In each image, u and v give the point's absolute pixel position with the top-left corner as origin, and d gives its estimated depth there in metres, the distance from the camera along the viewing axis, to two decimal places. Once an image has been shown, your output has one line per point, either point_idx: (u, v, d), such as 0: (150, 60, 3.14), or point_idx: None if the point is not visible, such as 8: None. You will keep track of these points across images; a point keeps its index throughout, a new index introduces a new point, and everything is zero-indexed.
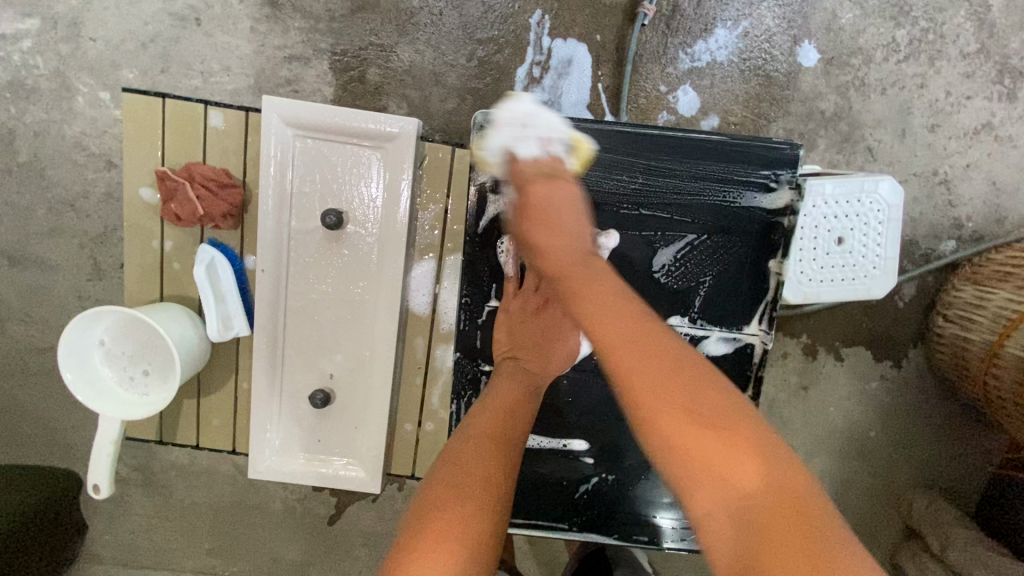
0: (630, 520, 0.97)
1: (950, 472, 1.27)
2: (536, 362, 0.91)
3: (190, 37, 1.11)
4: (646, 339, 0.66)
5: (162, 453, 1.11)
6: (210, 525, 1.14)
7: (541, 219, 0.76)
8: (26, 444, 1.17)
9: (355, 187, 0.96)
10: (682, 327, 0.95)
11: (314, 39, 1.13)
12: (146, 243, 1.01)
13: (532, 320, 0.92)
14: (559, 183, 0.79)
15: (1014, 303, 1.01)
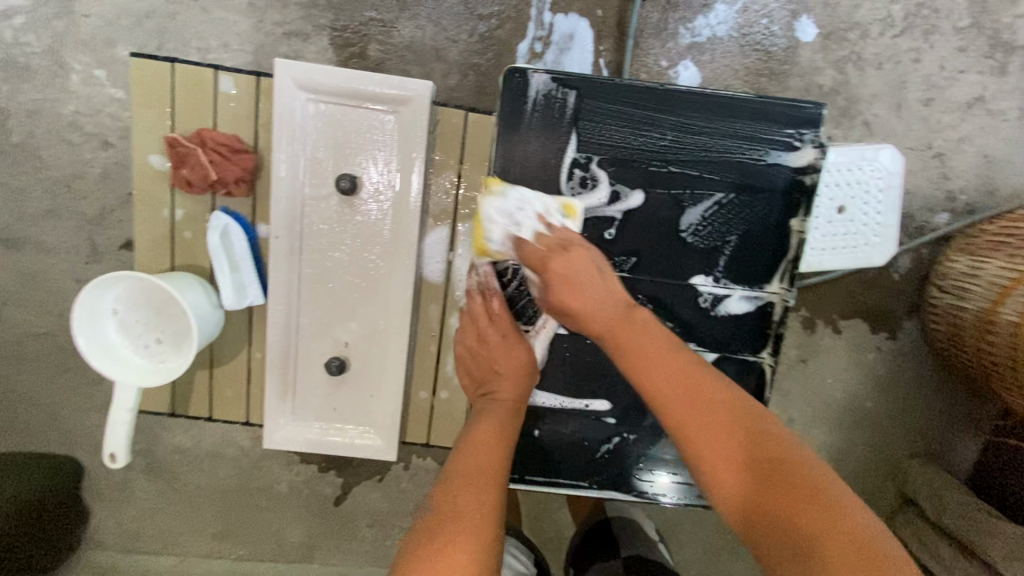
0: (647, 480, 0.73)
1: (940, 442, 1.20)
2: (506, 387, 0.67)
3: (187, 13, 0.95)
4: (701, 388, 0.56)
5: (166, 437, 1.10)
6: (216, 508, 1.14)
7: (564, 299, 0.61)
8: (28, 430, 1.09)
9: (366, 155, 0.79)
10: (704, 289, 0.70)
11: (314, 15, 0.96)
12: (154, 213, 0.83)
13: (495, 341, 0.68)
14: (576, 248, 0.63)
15: (1010, 268, 0.94)
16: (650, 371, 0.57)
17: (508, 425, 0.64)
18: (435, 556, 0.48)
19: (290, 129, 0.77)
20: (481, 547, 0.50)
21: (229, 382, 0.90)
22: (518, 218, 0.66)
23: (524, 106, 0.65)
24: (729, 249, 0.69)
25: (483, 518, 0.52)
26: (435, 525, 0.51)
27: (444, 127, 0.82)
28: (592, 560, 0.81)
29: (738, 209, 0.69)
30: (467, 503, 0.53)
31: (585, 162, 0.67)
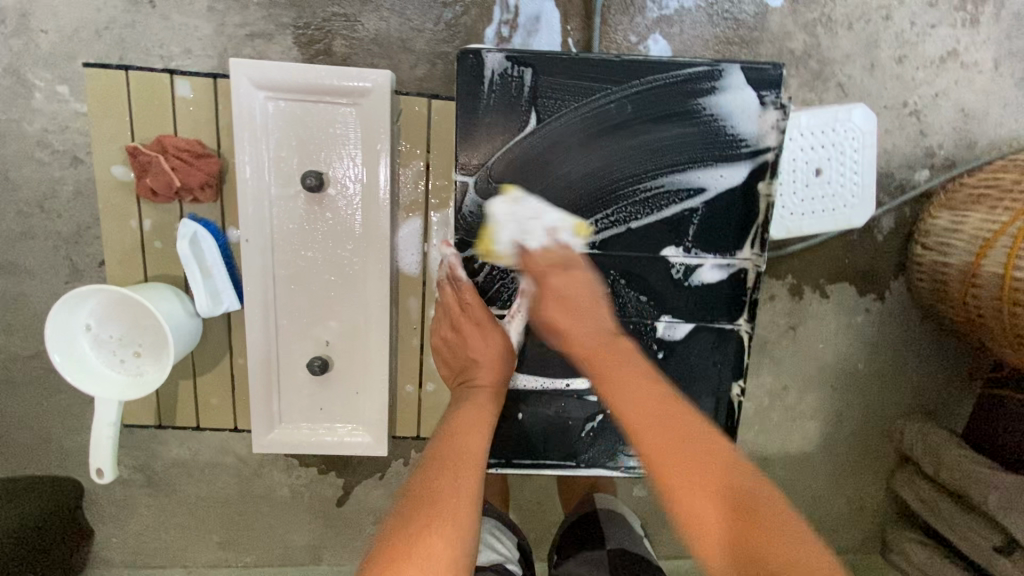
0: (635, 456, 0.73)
1: (935, 399, 1.21)
2: (485, 373, 0.67)
3: (147, 21, 0.93)
4: (673, 416, 0.60)
5: (163, 451, 1.10)
6: (220, 518, 1.14)
7: (558, 305, 0.65)
8: (23, 455, 1.08)
9: (333, 150, 0.78)
10: (675, 260, 0.70)
11: (275, 14, 0.95)
12: (122, 224, 0.82)
13: (470, 327, 0.68)
14: (575, 270, 0.67)
15: (990, 222, 0.94)
16: (620, 383, 0.62)
17: (488, 411, 0.64)
18: (412, 537, 0.49)
19: (250, 130, 0.76)
20: (457, 530, 0.50)
21: (214, 390, 0.89)
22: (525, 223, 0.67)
23: (482, 87, 0.64)
24: (696, 219, 0.69)
25: (461, 501, 0.53)
26: (412, 509, 0.52)
27: (409, 117, 0.81)
28: (578, 547, 0.78)
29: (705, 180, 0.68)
30: (446, 489, 0.53)
31: (547, 139, 0.66)
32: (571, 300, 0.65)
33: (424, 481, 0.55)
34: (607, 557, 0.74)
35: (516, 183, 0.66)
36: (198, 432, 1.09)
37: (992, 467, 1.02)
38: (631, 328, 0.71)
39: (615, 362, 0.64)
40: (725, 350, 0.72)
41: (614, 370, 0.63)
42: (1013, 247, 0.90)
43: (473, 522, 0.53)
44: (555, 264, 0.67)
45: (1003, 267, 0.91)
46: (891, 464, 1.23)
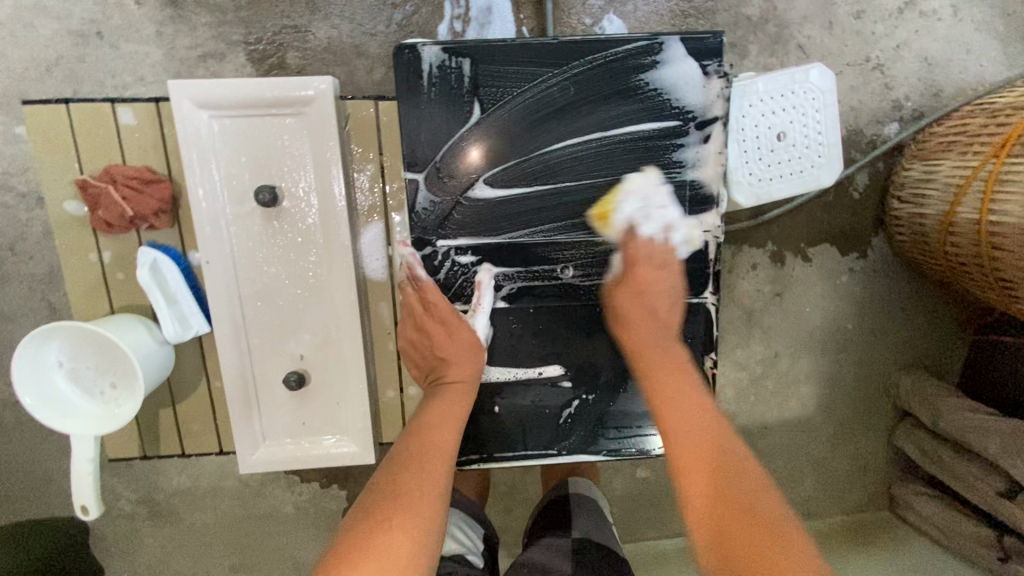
0: (618, 437, 0.73)
1: (929, 351, 1.20)
2: (457, 369, 0.67)
3: (96, 53, 0.92)
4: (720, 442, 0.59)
5: (163, 481, 1.09)
6: (227, 541, 1.14)
7: (631, 302, 0.66)
8: (23, 500, 1.08)
9: (287, 163, 0.77)
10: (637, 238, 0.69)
11: (225, 33, 0.93)
12: (82, 259, 0.81)
13: (436, 324, 0.68)
14: (666, 273, 0.68)
15: (962, 167, 0.93)
16: (663, 387, 0.63)
17: (458, 407, 0.65)
18: (374, 532, 0.52)
19: (199, 152, 0.75)
20: (419, 525, 0.53)
21: (195, 415, 0.89)
22: (647, 210, 0.67)
23: (420, 81, 0.63)
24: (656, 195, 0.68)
25: (425, 499, 0.55)
26: (374, 505, 0.54)
27: (363, 122, 0.80)
28: (545, 533, 0.79)
29: (633, 197, 0.67)
30: (409, 487, 0.56)
31: (493, 130, 0.64)
32: (645, 300, 0.66)
33: (389, 478, 0.57)
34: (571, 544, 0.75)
35: (465, 177, 0.65)
36: (195, 459, 1.08)
37: (988, 411, 1.02)
38: (598, 311, 0.70)
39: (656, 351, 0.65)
40: (694, 325, 0.71)
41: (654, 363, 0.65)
42: (986, 190, 0.88)
43: (438, 519, 0.56)
44: (651, 262, 0.67)
45: (978, 213, 0.90)
46: (892, 420, 1.23)
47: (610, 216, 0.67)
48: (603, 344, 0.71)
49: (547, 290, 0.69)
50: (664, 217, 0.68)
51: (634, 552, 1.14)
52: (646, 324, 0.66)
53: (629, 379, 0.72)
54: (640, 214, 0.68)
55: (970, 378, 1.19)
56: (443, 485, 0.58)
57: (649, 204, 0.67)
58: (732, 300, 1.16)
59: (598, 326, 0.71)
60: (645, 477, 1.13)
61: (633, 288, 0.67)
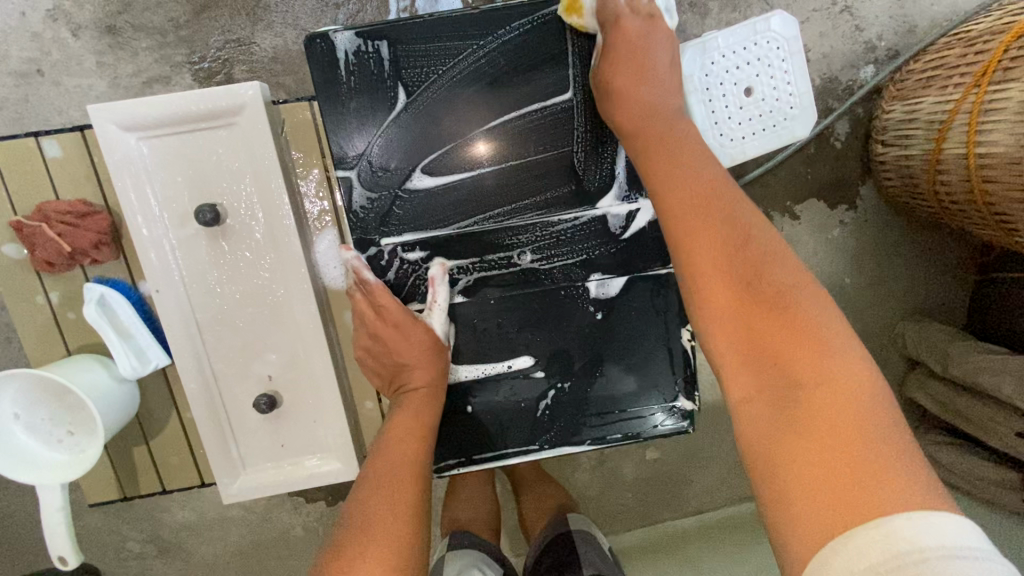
0: (604, 420, 0.69)
1: (931, 297, 1.16)
2: (417, 374, 0.64)
3: (40, 92, 0.89)
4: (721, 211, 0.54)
5: (166, 518, 1.06)
6: (240, 570, 1.11)
7: (628, 70, 0.59)
8: (30, 552, 1.06)
9: (224, 178, 0.74)
10: (588, 211, 0.64)
11: (166, 54, 0.89)
12: (32, 303, 0.78)
13: (387, 328, 0.64)
14: (655, 33, 0.59)
15: (944, 101, 0.88)
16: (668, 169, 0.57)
17: (423, 417, 0.62)
18: (347, 567, 0.48)
19: (133, 178, 0.72)
20: (397, 551, 0.50)
21: (172, 449, 0.86)
22: None
23: (339, 73, 0.58)
24: (608, 158, 0.64)
25: (398, 523, 0.52)
26: (346, 539, 0.51)
27: (306, 128, 0.77)
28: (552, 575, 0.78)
29: None
30: (379, 513, 0.53)
31: (424, 113, 0.60)
32: (640, 66, 0.58)
33: (359, 506, 0.54)
34: None
35: (401, 167, 0.61)
36: (197, 493, 1.05)
37: (997, 351, 0.98)
38: (562, 295, 0.66)
39: (684, 188, 0.56)
40: (666, 297, 0.67)
41: (691, 211, 0.55)
42: (970, 123, 0.83)
43: (418, 541, 0.53)
44: (636, 16, 0.59)
45: (965, 147, 0.85)
46: (902, 371, 1.18)
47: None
48: (574, 328, 0.67)
49: (508, 278, 0.65)
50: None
51: (655, 536, 1.10)
52: (646, 96, 0.59)
53: (607, 362, 0.68)
54: None
55: (977, 318, 1.15)
56: (417, 504, 0.55)
57: None
58: None
59: (564, 309, 0.67)
60: (656, 458, 1.09)
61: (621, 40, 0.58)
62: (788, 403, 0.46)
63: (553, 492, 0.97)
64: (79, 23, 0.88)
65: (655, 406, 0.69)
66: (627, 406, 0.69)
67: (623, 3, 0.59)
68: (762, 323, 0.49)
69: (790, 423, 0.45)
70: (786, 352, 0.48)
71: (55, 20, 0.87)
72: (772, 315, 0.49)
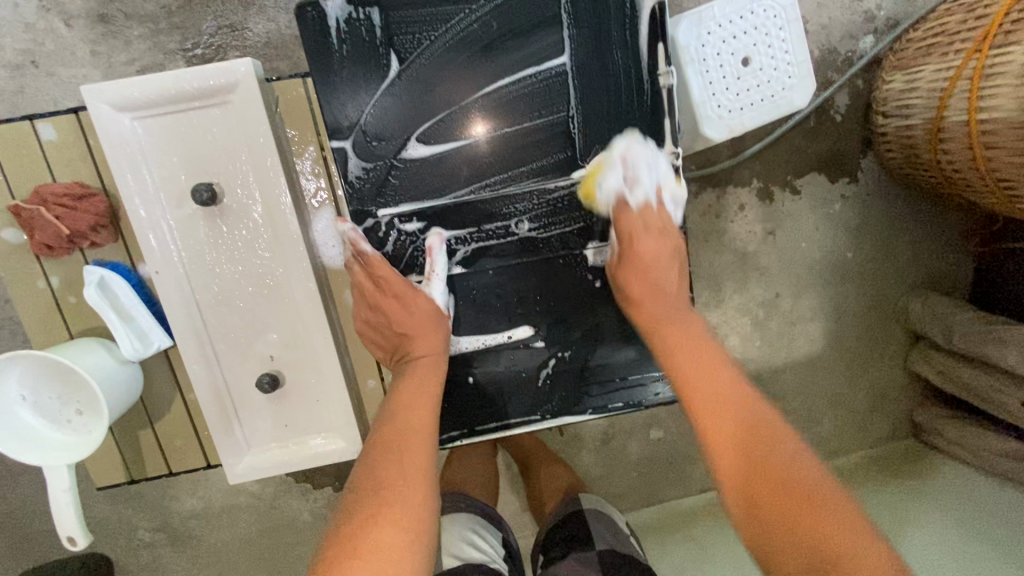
0: (604, 388, 0.69)
1: (934, 271, 1.15)
2: (420, 342, 0.64)
3: (35, 83, 0.89)
4: (727, 392, 0.58)
5: (175, 505, 1.07)
6: (250, 557, 1.12)
7: (639, 277, 0.64)
8: (42, 541, 1.07)
9: (220, 157, 0.73)
10: (585, 176, 0.64)
11: (159, 41, 0.89)
12: (32, 288, 0.78)
13: (387, 299, 0.65)
14: (667, 234, 0.65)
15: (944, 69, 0.87)
16: (679, 350, 0.62)
17: (431, 382, 0.62)
18: (360, 530, 0.49)
19: (128, 158, 0.72)
20: (409, 516, 0.51)
21: (177, 432, 0.87)
22: (634, 177, 0.64)
23: (328, 43, 0.58)
24: (604, 122, 0.63)
25: (410, 485, 0.53)
26: (358, 500, 0.52)
27: (300, 107, 0.76)
28: (564, 551, 0.75)
29: (617, 171, 0.63)
30: (390, 474, 0.54)
31: (418, 81, 0.60)
32: (651, 269, 0.64)
33: (369, 468, 0.55)
34: (600, 557, 0.72)
35: (396, 137, 0.61)
36: (205, 480, 1.06)
37: (1002, 320, 0.97)
38: (561, 264, 0.66)
39: (694, 370, 0.60)
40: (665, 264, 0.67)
41: (702, 394, 0.59)
42: (972, 89, 0.82)
43: (430, 503, 0.54)
44: (651, 231, 0.64)
45: (966, 114, 0.84)
46: (906, 346, 1.17)
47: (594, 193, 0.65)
48: (572, 297, 0.67)
49: (506, 249, 0.65)
50: (654, 177, 0.64)
51: (660, 514, 1.10)
52: (657, 301, 0.64)
53: (607, 332, 0.68)
54: (629, 184, 0.64)
55: (981, 290, 1.14)
56: (428, 466, 0.56)
57: (636, 171, 0.64)
58: (724, 246, 1.10)
59: (563, 278, 0.67)
60: (660, 437, 1.10)
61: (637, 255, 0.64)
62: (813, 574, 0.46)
63: (563, 473, 0.97)
64: (72, 13, 0.87)
65: (656, 374, 0.69)
66: (627, 375, 0.69)
67: (638, 213, 0.65)
68: (783, 503, 0.50)
69: None
70: (800, 517, 0.49)
71: (47, 11, 0.87)
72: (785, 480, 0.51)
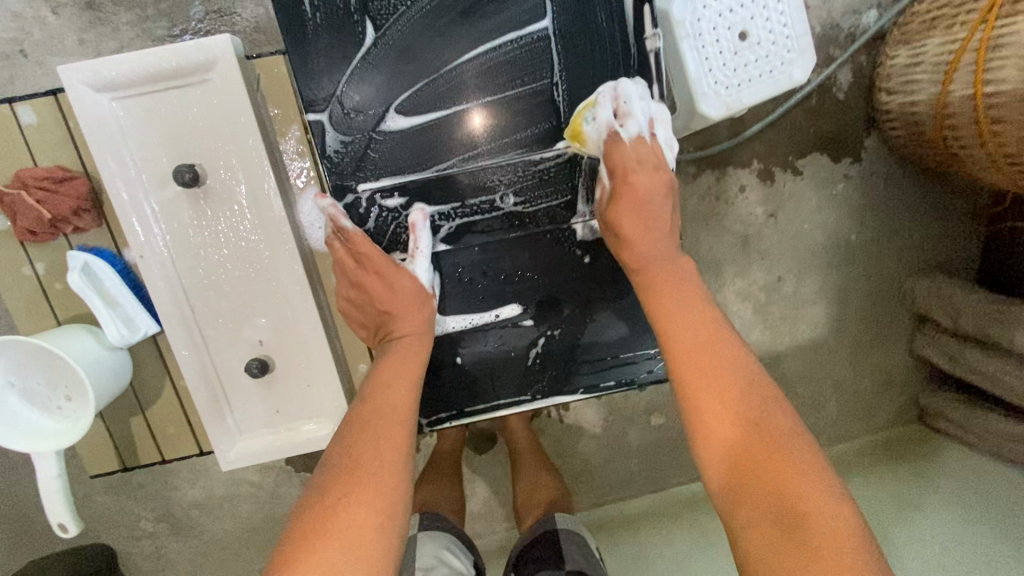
0: (596, 367, 0.68)
1: (940, 252, 1.12)
2: (404, 320, 0.63)
3: (24, 73, 0.87)
4: (714, 346, 0.57)
5: (176, 495, 1.07)
6: (251, 547, 1.11)
7: (632, 221, 0.60)
8: (46, 532, 1.08)
9: (200, 136, 0.72)
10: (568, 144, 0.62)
11: (147, 28, 0.87)
12: (17, 275, 0.77)
13: (369, 276, 0.63)
14: (661, 174, 0.60)
15: (950, 42, 0.84)
16: (667, 298, 0.59)
17: (413, 362, 0.61)
18: (332, 508, 0.50)
19: (106, 138, 0.70)
20: (383, 496, 0.51)
21: (170, 418, 0.86)
22: (627, 113, 0.59)
23: (301, 14, 0.57)
24: (578, 89, 0.61)
25: (386, 466, 0.53)
26: (333, 478, 0.52)
27: (284, 86, 0.75)
28: (535, 570, 0.74)
29: (607, 107, 0.59)
30: (366, 454, 0.53)
31: (396, 50, 0.58)
32: (643, 214, 0.60)
33: (346, 446, 0.55)
34: None
35: (374, 108, 0.59)
36: (204, 471, 1.06)
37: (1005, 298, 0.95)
38: (549, 238, 0.65)
39: (682, 321, 0.58)
40: None
41: (689, 345, 0.57)
42: (977, 63, 0.79)
43: (404, 485, 0.54)
44: (645, 168, 0.59)
45: (972, 88, 0.81)
46: (911, 328, 1.15)
47: (582, 134, 0.60)
48: (562, 273, 0.66)
49: (492, 224, 0.64)
50: (646, 110, 0.60)
51: (661, 501, 1.09)
52: (646, 241, 0.60)
53: (598, 309, 0.67)
54: (621, 121, 0.59)
55: (989, 271, 1.11)
56: (405, 448, 0.56)
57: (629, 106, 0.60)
58: (724, 229, 1.08)
59: (552, 253, 0.66)
60: (660, 424, 1.09)
61: (628, 191, 0.59)
62: (776, 523, 0.47)
63: (548, 483, 0.92)
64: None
65: (649, 353, 0.68)
66: (622, 354, 0.68)
67: (632, 152, 0.60)
68: (761, 457, 0.50)
69: (792, 555, 0.46)
70: (776, 479, 0.49)
71: None
72: (767, 441, 0.51)
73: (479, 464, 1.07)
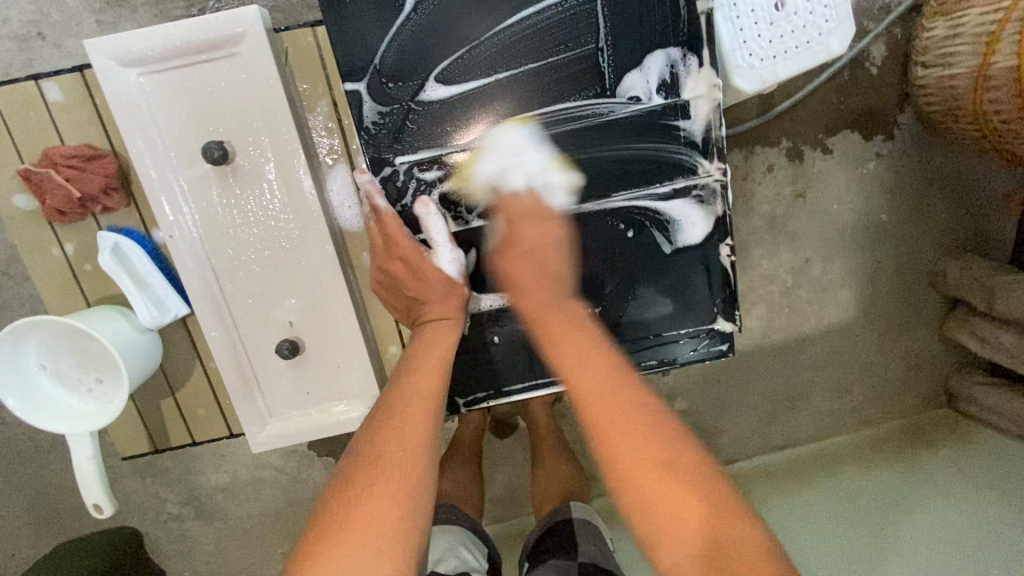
0: (631, 346, 0.70)
1: (972, 233, 1.09)
2: (433, 305, 0.64)
3: (44, 56, 0.86)
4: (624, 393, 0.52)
5: (200, 479, 1.07)
6: (275, 530, 1.12)
7: (527, 263, 0.61)
8: (74, 515, 1.08)
9: (230, 112, 0.70)
10: (603, 108, 0.62)
11: (165, 7, 0.85)
12: (45, 256, 0.77)
13: (399, 257, 0.65)
14: (549, 225, 0.63)
15: (992, 10, 0.80)
16: (573, 347, 0.56)
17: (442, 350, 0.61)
18: (354, 499, 0.49)
19: (135, 115, 0.69)
20: (403, 489, 0.49)
21: (197, 401, 0.86)
22: (510, 166, 0.63)
23: None
24: (615, 58, 0.61)
25: (409, 457, 0.51)
26: (357, 468, 0.51)
27: (308, 62, 0.73)
28: (545, 560, 0.73)
29: (492, 155, 0.63)
30: (390, 446, 0.51)
31: (439, 17, 0.59)
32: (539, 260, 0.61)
33: (371, 437, 0.53)
34: (578, 567, 0.70)
35: (413, 77, 0.60)
36: (228, 455, 1.06)
37: None
38: (589, 211, 0.65)
39: (590, 374, 0.53)
40: (695, 210, 0.66)
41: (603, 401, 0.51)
42: None
43: (428, 478, 0.52)
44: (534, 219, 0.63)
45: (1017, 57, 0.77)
46: (942, 312, 1.12)
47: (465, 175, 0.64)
48: (604, 246, 0.67)
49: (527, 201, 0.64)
50: (527, 169, 0.63)
51: None
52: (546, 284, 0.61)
53: (634, 286, 0.68)
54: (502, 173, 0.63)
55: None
56: (429, 441, 0.54)
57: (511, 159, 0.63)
58: (752, 210, 1.05)
59: (591, 227, 0.66)
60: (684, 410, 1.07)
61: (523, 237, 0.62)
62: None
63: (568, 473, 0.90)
64: None
65: (683, 330, 0.70)
66: (658, 332, 0.69)
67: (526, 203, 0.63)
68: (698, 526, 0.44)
69: None
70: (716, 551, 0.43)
71: None
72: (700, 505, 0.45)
73: (501, 450, 1.06)
